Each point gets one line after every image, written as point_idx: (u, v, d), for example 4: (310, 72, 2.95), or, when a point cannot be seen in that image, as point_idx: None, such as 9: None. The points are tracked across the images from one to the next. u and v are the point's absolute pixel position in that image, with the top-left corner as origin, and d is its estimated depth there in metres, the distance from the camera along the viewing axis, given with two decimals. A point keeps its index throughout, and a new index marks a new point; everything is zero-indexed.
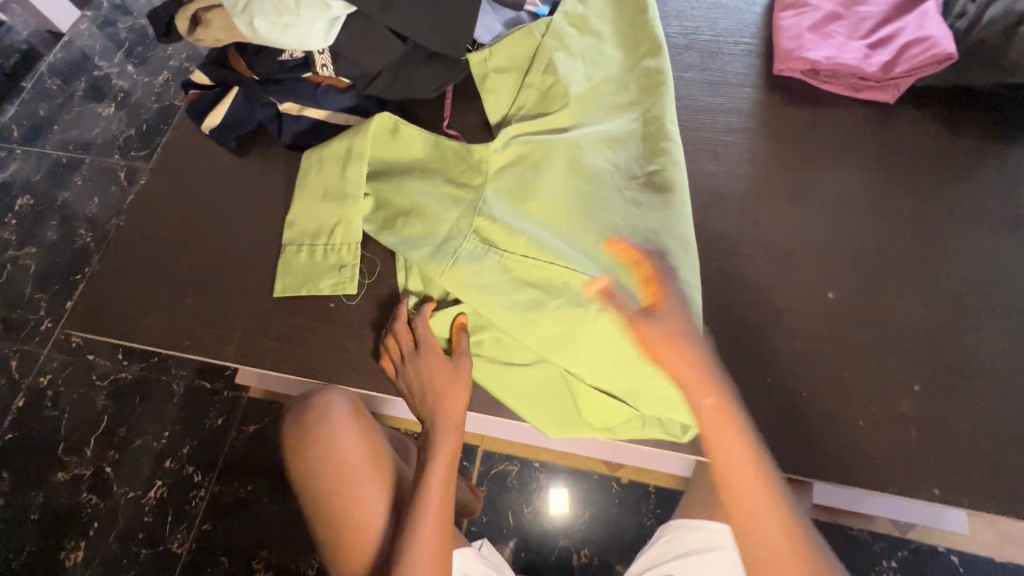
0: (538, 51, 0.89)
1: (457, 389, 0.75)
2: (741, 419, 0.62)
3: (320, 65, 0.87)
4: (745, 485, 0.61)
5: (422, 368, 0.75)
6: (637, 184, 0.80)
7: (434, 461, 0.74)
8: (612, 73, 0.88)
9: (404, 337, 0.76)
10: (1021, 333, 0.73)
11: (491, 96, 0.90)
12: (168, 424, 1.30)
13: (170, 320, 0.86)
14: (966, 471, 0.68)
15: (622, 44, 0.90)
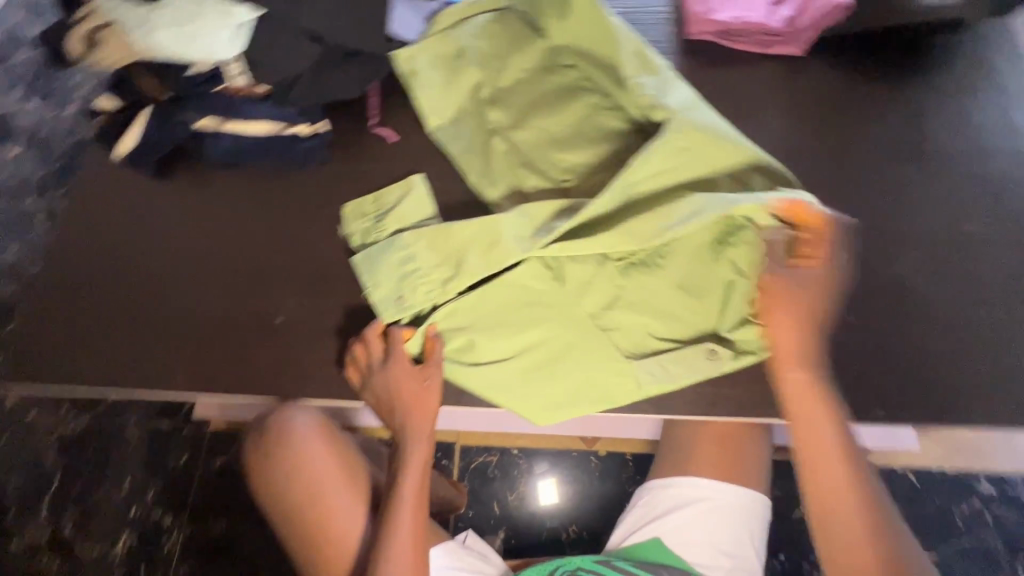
0: (464, 54, 0.89)
1: (427, 395, 0.71)
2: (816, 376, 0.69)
3: (233, 75, 0.84)
4: (820, 444, 0.69)
5: (389, 377, 0.71)
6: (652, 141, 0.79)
7: (404, 474, 0.71)
8: (539, 53, 0.88)
9: (372, 345, 0.72)
10: (936, 257, 0.79)
11: (422, 100, 0.88)
12: (127, 471, 1.23)
13: (109, 360, 0.82)
14: (905, 391, 0.73)
15: (533, 19, 0.88)
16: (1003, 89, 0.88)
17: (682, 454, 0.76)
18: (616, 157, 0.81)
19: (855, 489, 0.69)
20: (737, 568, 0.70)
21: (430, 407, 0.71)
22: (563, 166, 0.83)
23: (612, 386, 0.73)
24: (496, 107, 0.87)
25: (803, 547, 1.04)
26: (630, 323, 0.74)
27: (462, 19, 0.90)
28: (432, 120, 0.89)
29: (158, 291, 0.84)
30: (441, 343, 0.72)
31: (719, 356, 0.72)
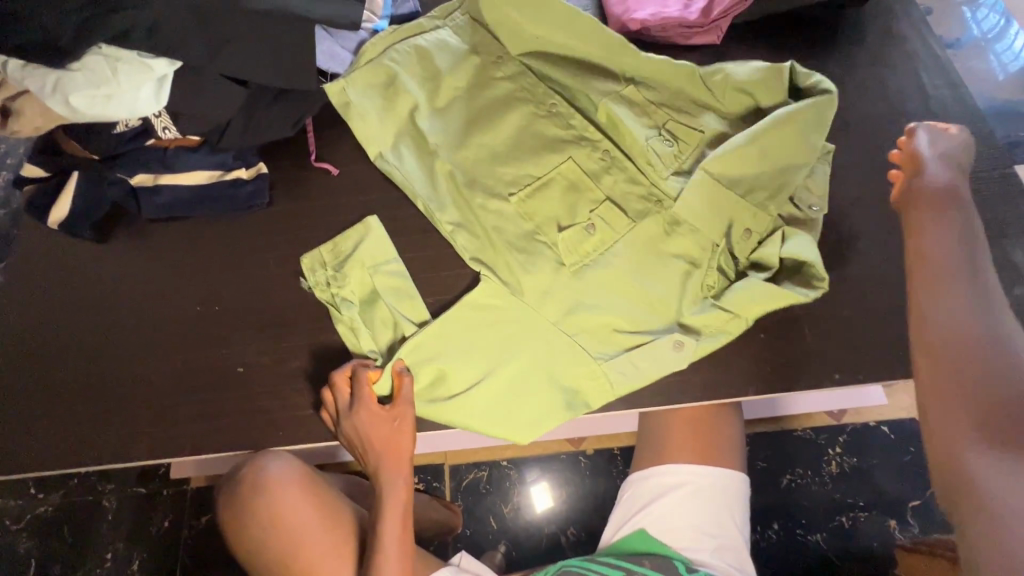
0: (401, 77, 0.86)
1: (399, 434, 0.71)
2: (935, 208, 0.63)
3: (161, 128, 0.82)
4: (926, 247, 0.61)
5: (357, 421, 0.70)
6: (595, 150, 0.84)
7: (384, 519, 0.71)
8: (473, 72, 0.88)
9: (340, 389, 0.71)
10: (869, 219, 0.83)
11: (360, 128, 0.85)
12: (108, 545, 1.17)
13: (71, 435, 0.79)
14: (857, 350, 0.76)
15: (466, 41, 0.89)
16: (909, 53, 0.93)
17: (659, 445, 0.77)
18: (565, 164, 0.83)
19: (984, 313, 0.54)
20: (722, 547, 0.72)
21: (403, 446, 0.71)
22: (509, 178, 0.83)
23: (588, 388, 0.74)
24: (436, 127, 0.85)
25: (795, 512, 1.07)
26: (592, 326, 0.76)
27: (396, 42, 0.87)
28: (373, 150, 0.86)
29: (110, 359, 0.81)
30: (409, 381, 0.71)
31: (686, 345, 0.73)
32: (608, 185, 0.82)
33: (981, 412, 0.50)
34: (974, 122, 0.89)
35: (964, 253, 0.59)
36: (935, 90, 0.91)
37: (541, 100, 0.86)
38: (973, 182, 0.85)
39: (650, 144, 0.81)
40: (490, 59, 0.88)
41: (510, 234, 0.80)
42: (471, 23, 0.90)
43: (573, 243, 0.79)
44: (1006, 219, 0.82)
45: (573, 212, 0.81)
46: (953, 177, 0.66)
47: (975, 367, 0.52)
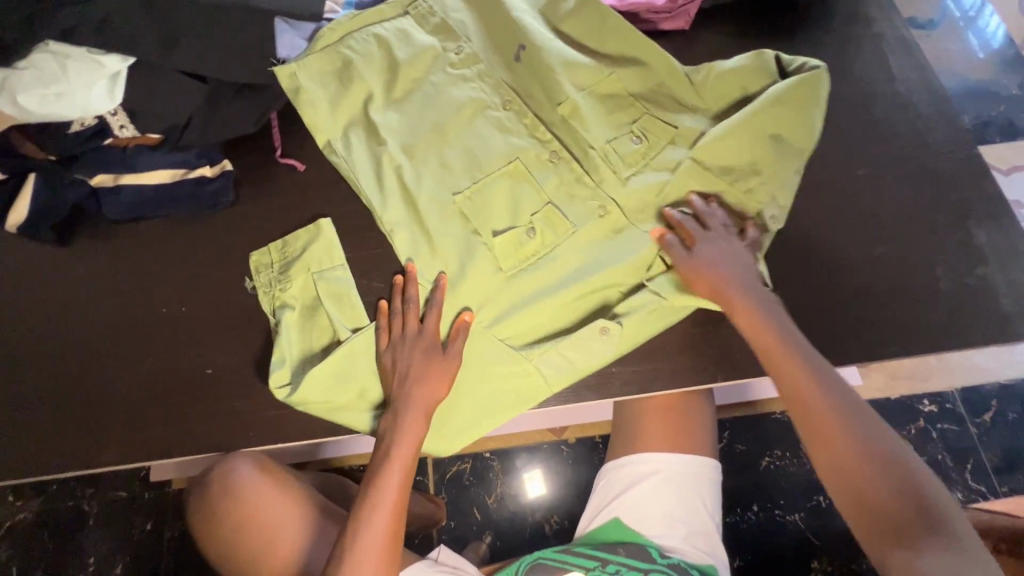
0: (357, 67, 0.84)
1: (443, 377, 0.71)
2: (758, 301, 0.69)
3: (118, 127, 0.80)
4: (779, 356, 0.66)
5: (415, 352, 0.71)
6: (548, 147, 0.82)
7: (396, 447, 0.68)
8: (429, 65, 0.85)
9: (411, 316, 0.74)
10: (838, 204, 0.83)
11: (310, 117, 0.83)
12: (90, 550, 1.14)
13: (39, 442, 0.77)
14: (826, 334, 0.77)
15: (429, 31, 0.87)
16: (878, 35, 0.93)
17: (632, 436, 0.78)
18: (513, 162, 0.81)
19: (833, 398, 0.62)
20: (693, 533, 0.73)
21: (440, 391, 0.71)
22: (460, 175, 0.81)
23: (517, 396, 0.74)
24: (390, 121, 0.84)
25: (773, 493, 1.08)
26: (525, 330, 0.77)
27: (354, 29, 0.85)
28: (323, 140, 0.84)
29: (78, 362, 0.80)
30: (464, 333, 0.74)
31: (612, 330, 0.73)
32: (551, 186, 0.81)
33: (882, 511, 0.56)
34: (941, 104, 0.89)
35: (796, 354, 0.65)
36: (902, 73, 0.91)
37: (495, 96, 0.84)
38: (939, 164, 0.85)
39: (611, 145, 0.81)
40: (448, 51, 0.86)
41: (452, 233, 0.79)
42: (432, 10, 0.87)
43: (510, 246, 0.78)
44: (971, 200, 0.83)
45: (514, 212, 0.80)
46: (739, 270, 0.71)
47: (862, 469, 0.58)
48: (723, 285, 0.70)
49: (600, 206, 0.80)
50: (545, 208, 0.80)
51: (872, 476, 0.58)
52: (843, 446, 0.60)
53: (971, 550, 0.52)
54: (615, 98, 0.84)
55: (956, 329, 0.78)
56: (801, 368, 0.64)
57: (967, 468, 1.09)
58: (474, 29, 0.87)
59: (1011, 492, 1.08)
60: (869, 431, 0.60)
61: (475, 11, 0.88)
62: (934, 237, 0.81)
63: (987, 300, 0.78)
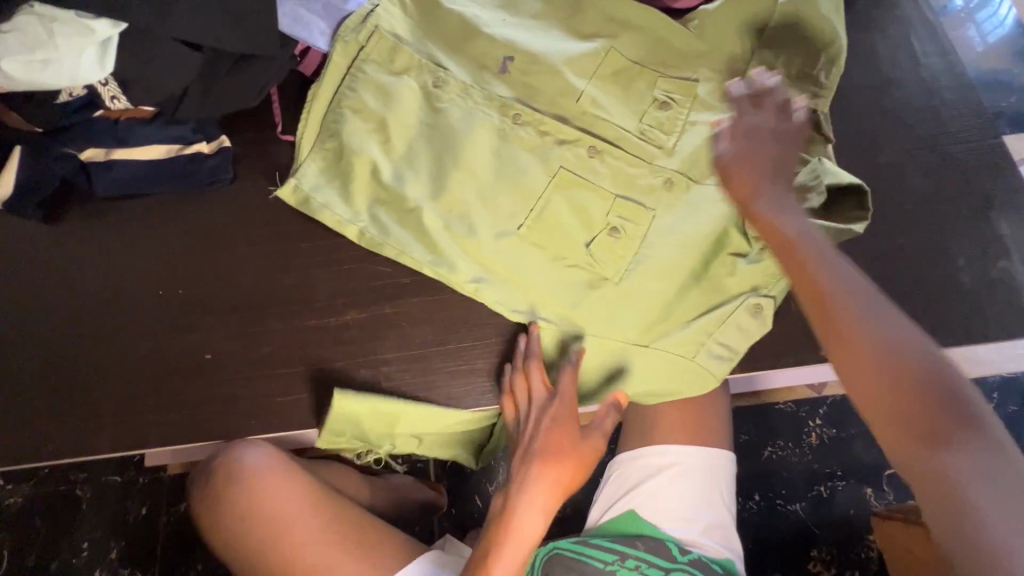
0: (347, 131, 0.79)
1: (583, 451, 0.68)
2: (783, 216, 0.66)
3: (109, 98, 0.75)
4: (798, 266, 0.63)
5: (546, 425, 0.68)
6: (580, 151, 0.79)
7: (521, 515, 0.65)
8: (419, 105, 0.80)
9: (534, 380, 0.71)
10: None
11: (333, 195, 0.78)
12: (83, 534, 1.12)
13: (31, 429, 0.75)
14: None
15: (391, 66, 0.82)
16: (901, 18, 0.91)
17: (646, 427, 0.76)
18: (569, 176, 0.78)
19: (856, 303, 0.59)
20: (711, 526, 0.72)
21: (571, 463, 0.67)
22: (487, 205, 0.77)
23: (692, 379, 0.72)
24: (407, 180, 0.78)
25: (776, 482, 1.08)
26: (652, 314, 0.74)
27: (331, 102, 0.81)
28: (355, 232, 0.77)
29: (69, 346, 0.77)
30: (614, 411, 0.70)
31: (764, 309, 0.73)
32: (624, 200, 0.78)
33: (903, 413, 0.54)
34: (964, 92, 0.87)
35: (819, 261, 0.62)
36: (927, 59, 0.88)
37: (497, 112, 0.80)
38: (961, 154, 0.83)
39: (643, 126, 0.80)
40: (430, 85, 0.81)
41: (509, 287, 0.75)
42: (386, 37, 0.82)
43: (605, 252, 0.76)
44: (992, 191, 0.81)
45: (598, 226, 0.77)
46: (773, 178, 0.69)
47: (884, 374, 0.56)
48: (750, 195, 0.68)
49: (677, 209, 0.77)
50: (620, 205, 0.77)
51: (893, 376, 0.55)
52: (867, 352, 0.57)
53: (998, 450, 0.50)
54: (616, 119, 0.81)
55: (972, 323, 0.76)
56: (830, 273, 0.61)
57: None
58: (443, 52, 0.82)
59: None
60: (896, 337, 0.56)
61: (437, 28, 0.83)
62: (953, 228, 0.80)
63: (1006, 293, 0.77)
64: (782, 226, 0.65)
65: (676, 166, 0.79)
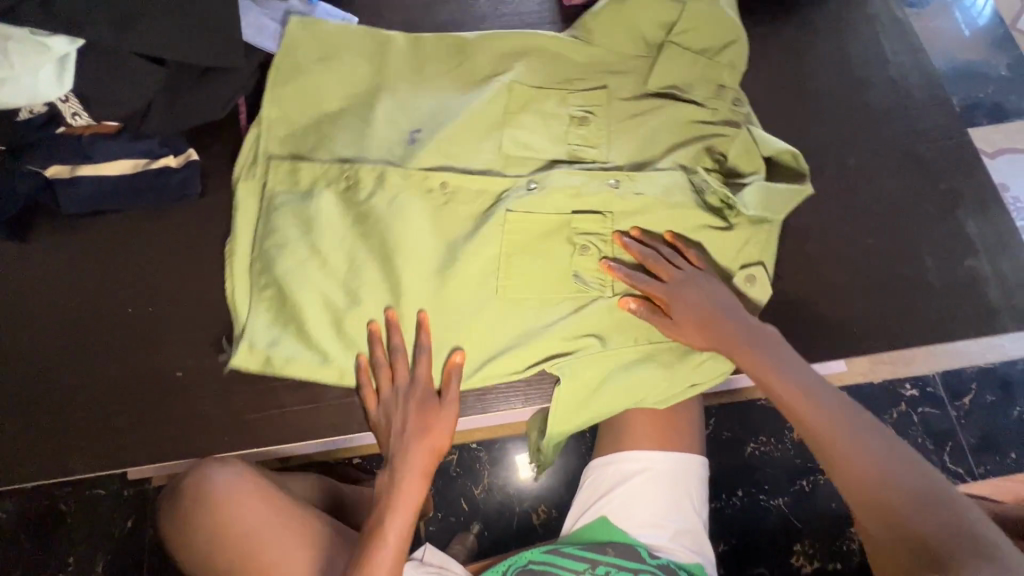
0: (270, 256, 0.75)
1: (440, 426, 0.71)
2: (760, 344, 0.68)
3: (70, 115, 0.74)
4: (787, 396, 0.65)
5: (412, 407, 0.71)
6: (529, 177, 0.78)
7: (406, 478, 0.69)
8: (358, 120, 0.80)
9: (400, 368, 0.72)
10: (826, 190, 0.82)
11: (285, 339, 0.74)
12: (67, 549, 1.10)
13: (5, 450, 0.74)
14: (812, 326, 0.77)
15: (327, 91, 0.81)
16: (871, 16, 0.91)
17: (620, 433, 0.77)
18: (538, 199, 0.76)
19: (846, 431, 0.62)
20: (681, 531, 0.72)
21: (442, 439, 0.71)
22: (451, 218, 0.77)
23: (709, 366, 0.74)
24: (377, 205, 0.76)
25: (757, 478, 1.09)
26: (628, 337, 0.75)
27: (255, 241, 0.76)
28: (336, 372, 0.74)
29: (42, 367, 0.76)
30: (457, 376, 0.73)
31: (759, 274, 0.75)
32: (583, 215, 0.77)
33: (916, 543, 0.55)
34: (933, 89, 0.87)
35: (804, 393, 0.65)
36: (896, 56, 0.89)
37: (466, 117, 0.80)
38: (931, 152, 0.84)
39: (600, 136, 0.81)
40: (345, 188, 0.77)
41: (481, 334, 0.75)
42: (282, 161, 0.78)
43: (590, 274, 0.76)
44: (961, 189, 0.82)
45: (576, 254, 0.76)
46: (725, 311, 0.70)
47: (887, 496, 0.58)
48: (714, 329, 0.70)
49: (640, 208, 0.77)
50: (590, 217, 0.77)
51: (895, 498, 0.57)
52: (868, 477, 0.59)
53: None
54: (547, 158, 0.80)
55: (940, 319, 0.77)
56: (816, 399, 0.64)
57: (946, 450, 1.11)
58: (413, 62, 0.83)
59: (987, 473, 1.10)
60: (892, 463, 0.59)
61: (346, 68, 0.82)
62: (923, 226, 0.80)
63: (975, 289, 0.78)
64: (757, 355, 0.68)
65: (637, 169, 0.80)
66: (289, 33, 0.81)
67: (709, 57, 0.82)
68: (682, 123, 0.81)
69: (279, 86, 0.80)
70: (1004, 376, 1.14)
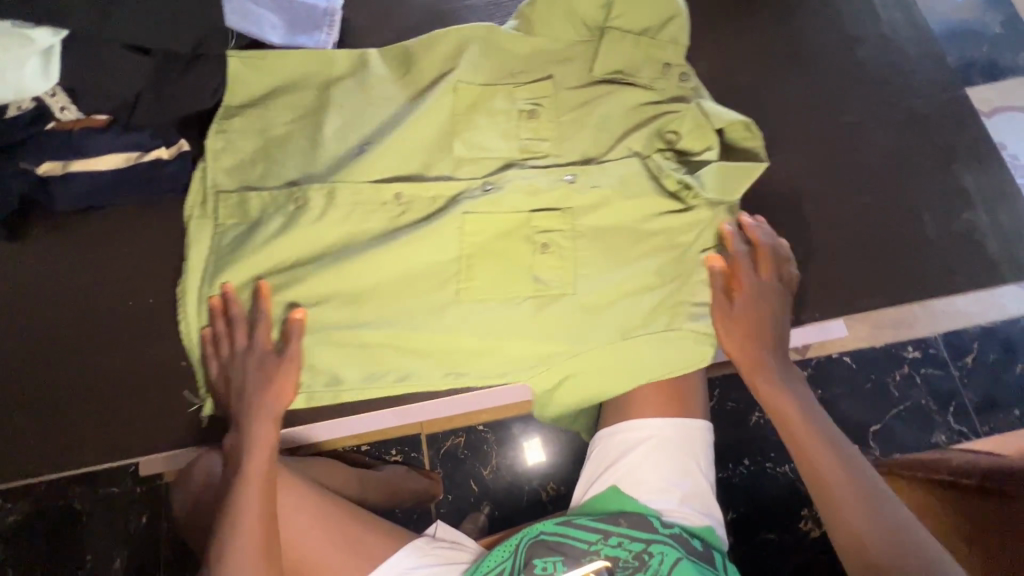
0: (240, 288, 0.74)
1: (281, 383, 0.70)
2: (790, 389, 0.72)
3: (58, 109, 0.72)
4: (806, 440, 0.70)
5: (248, 364, 0.71)
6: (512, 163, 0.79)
7: (252, 451, 0.67)
8: (310, 122, 0.80)
9: (237, 329, 0.72)
10: (820, 152, 0.82)
11: None
12: (84, 548, 1.11)
13: (15, 447, 0.74)
14: (810, 288, 0.77)
15: (283, 99, 0.81)
16: None
17: (625, 403, 0.78)
18: (533, 181, 0.76)
19: (853, 481, 0.66)
20: (689, 496, 0.73)
21: (285, 398, 0.70)
22: (429, 199, 0.77)
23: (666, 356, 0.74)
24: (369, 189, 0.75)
25: (762, 446, 1.10)
26: (603, 330, 0.74)
27: (201, 291, 0.75)
28: (303, 399, 0.74)
29: (48, 363, 0.76)
30: (298, 331, 0.71)
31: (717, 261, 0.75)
32: (541, 214, 0.76)
33: None
34: (925, 45, 0.86)
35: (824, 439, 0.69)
36: (886, 13, 0.88)
37: (455, 92, 0.79)
38: (925, 108, 0.83)
39: (579, 116, 0.80)
40: (291, 211, 0.75)
41: (480, 315, 0.74)
42: (230, 194, 0.77)
43: (554, 270, 0.75)
44: (956, 144, 0.82)
45: (537, 253, 0.75)
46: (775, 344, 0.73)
47: (880, 543, 0.63)
48: (756, 363, 0.73)
49: (597, 202, 0.76)
50: (552, 215, 0.76)
51: (884, 547, 0.62)
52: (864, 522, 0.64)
53: None
54: (499, 159, 0.79)
55: (939, 276, 0.78)
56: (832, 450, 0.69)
57: (950, 410, 1.11)
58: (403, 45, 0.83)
59: (991, 431, 1.10)
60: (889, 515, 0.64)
61: (296, 72, 0.82)
62: (919, 183, 0.80)
63: (973, 244, 0.78)
64: (784, 398, 0.72)
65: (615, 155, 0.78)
66: (230, 70, 0.80)
67: (654, 35, 0.82)
68: (634, 108, 0.80)
69: (226, 126, 0.80)
70: (1004, 334, 1.15)
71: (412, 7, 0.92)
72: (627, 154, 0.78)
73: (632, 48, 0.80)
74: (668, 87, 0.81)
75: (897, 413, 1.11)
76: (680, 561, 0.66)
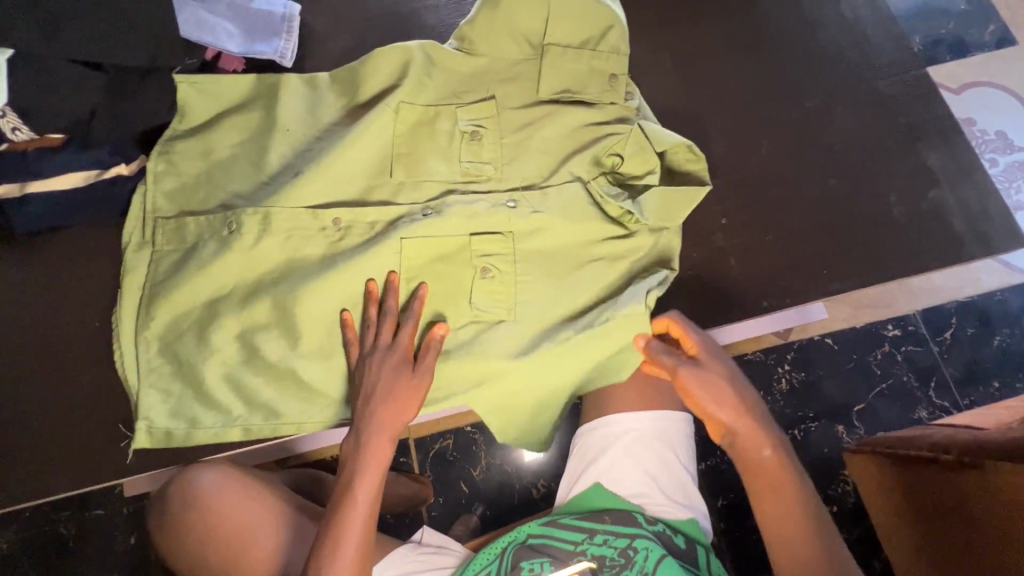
0: (211, 302, 0.73)
1: (408, 396, 0.68)
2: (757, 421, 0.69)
3: (8, 129, 0.68)
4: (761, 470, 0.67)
5: (382, 368, 0.68)
6: (466, 177, 0.78)
7: (365, 465, 0.65)
8: (250, 151, 0.78)
9: (387, 324, 0.70)
10: (789, 138, 0.82)
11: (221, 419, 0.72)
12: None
13: None
14: (782, 275, 0.78)
15: (224, 127, 0.80)
16: None
17: (603, 400, 0.78)
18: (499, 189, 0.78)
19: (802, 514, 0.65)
20: (673, 490, 0.74)
21: (410, 410, 0.68)
22: (369, 224, 0.75)
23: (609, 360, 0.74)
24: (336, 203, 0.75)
25: None
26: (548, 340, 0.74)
27: (142, 325, 0.73)
28: (240, 431, 0.72)
29: (19, 389, 0.75)
30: (436, 347, 0.70)
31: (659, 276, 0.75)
32: (481, 237, 0.75)
33: None
34: (888, 25, 0.86)
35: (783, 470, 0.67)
36: None
37: (419, 96, 0.78)
38: (890, 89, 0.83)
39: (537, 123, 0.80)
40: (227, 236, 0.73)
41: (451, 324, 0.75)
42: (169, 220, 0.76)
43: (488, 296, 0.74)
44: (920, 123, 0.82)
45: (477, 279, 0.75)
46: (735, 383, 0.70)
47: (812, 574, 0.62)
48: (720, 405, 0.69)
49: (539, 226, 0.76)
50: (497, 236, 0.75)
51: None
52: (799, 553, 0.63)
53: None
54: (444, 183, 0.78)
55: (909, 256, 0.78)
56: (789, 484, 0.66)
57: (930, 385, 1.13)
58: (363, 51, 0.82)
59: (971, 404, 1.12)
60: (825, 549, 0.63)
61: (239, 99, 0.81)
62: (886, 166, 0.80)
63: (941, 222, 0.79)
64: (749, 424, 0.69)
65: (576, 171, 0.79)
66: (179, 95, 0.79)
67: (596, 42, 0.80)
68: (577, 128, 0.80)
69: (168, 153, 0.78)
70: (981, 309, 1.16)
71: (372, 8, 0.91)
72: (570, 176, 0.78)
73: (576, 57, 0.80)
74: (611, 110, 0.81)
75: (880, 392, 1.12)
76: (664, 559, 0.66)
